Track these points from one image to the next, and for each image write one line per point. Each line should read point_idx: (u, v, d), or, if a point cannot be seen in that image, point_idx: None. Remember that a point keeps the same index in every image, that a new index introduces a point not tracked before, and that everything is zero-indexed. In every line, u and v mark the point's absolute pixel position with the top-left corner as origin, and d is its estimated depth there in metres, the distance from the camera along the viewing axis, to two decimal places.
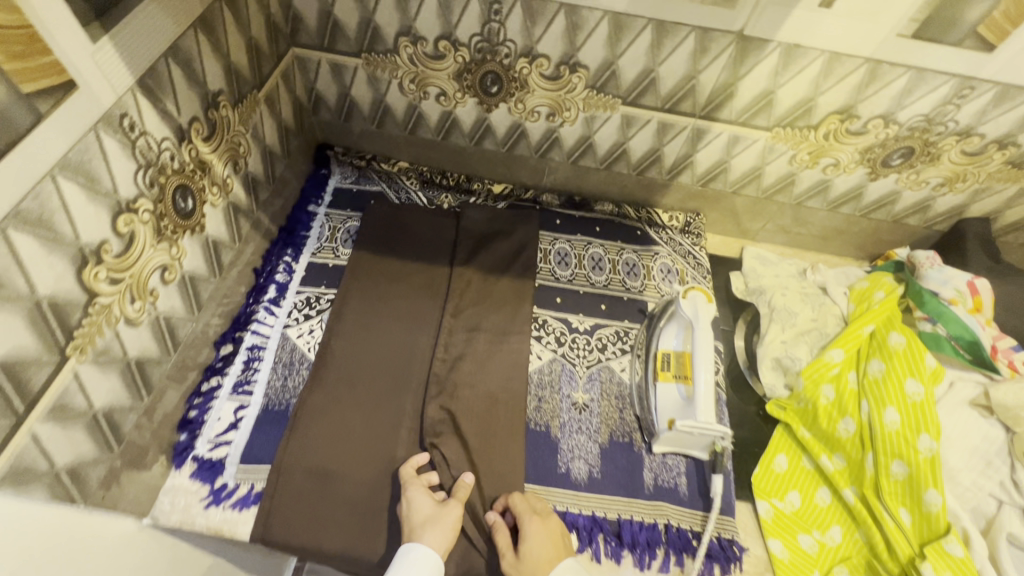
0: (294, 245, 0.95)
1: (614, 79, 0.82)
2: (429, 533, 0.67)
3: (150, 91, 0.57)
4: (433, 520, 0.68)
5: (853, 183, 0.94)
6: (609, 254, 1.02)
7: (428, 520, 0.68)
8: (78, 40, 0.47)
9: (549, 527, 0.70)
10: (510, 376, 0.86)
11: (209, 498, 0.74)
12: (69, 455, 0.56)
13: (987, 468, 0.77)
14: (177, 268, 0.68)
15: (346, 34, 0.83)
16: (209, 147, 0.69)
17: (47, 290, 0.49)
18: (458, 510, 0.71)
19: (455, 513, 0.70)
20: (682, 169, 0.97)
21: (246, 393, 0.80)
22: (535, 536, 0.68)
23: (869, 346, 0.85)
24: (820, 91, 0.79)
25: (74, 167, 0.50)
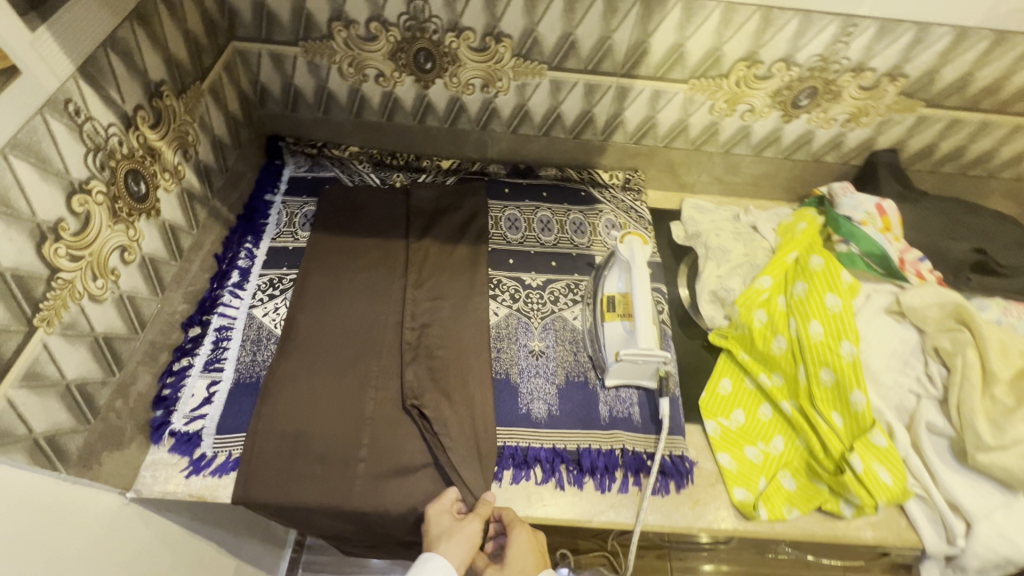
0: (253, 232, 1.00)
1: (538, 45, 0.89)
2: (447, 547, 0.70)
3: (92, 79, 0.61)
4: (457, 535, 0.71)
5: (770, 127, 1.01)
6: (556, 215, 1.08)
7: (454, 535, 0.71)
8: (15, 28, 0.51)
9: (534, 539, 0.74)
10: (470, 332, 0.92)
11: (190, 468, 0.78)
12: (46, 423, 0.60)
13: (905, 366, 0.85)
14: (136, 249, 0.72)
15: (282, 23, 0.88)
16: (157, 134, 0.73)
17: (10, 261, 0.53)
18: (478, 525, 0.72)
19: (476, 527, 0.72)
20: (615, 128, 1.04)
21: (218, 369, 0.85)
22: (524, 547, 0.72)
23: (794, 270, 0.92)
24: (724, 41, 0.86)
25: (25, 148, 0.54)
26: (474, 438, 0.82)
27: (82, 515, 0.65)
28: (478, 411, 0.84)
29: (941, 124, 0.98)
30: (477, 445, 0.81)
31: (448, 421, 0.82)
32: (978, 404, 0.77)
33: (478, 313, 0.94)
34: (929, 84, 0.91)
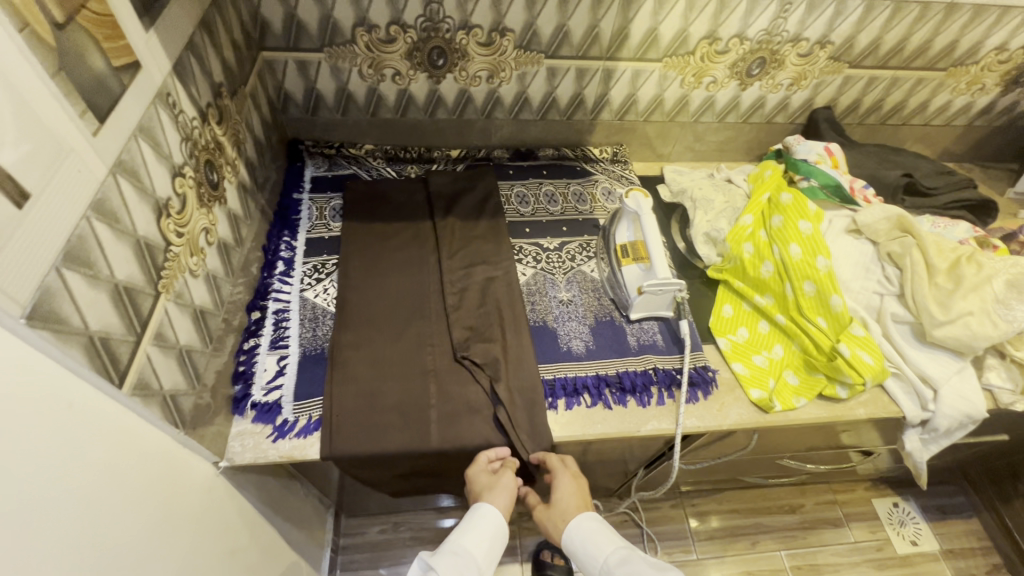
0: (289, 226, 1.07)
1: (536, 37, 1.03)
2: (491, 496, 0.83)
3: (180, 76, 0.70)
4: (497, 487, 0.84)
5: (730, 95, 1.20)
6: (559, 188, 1.21)
7: (494, 487, 0.84)
8: (137, 29, 0.60)
9: (577, 483, 0.88)
10: (504, 289, 1.02)
11: (275, 433, 0.84)
12: (169, 383, 0.66)
13: (867, 272, 1.03)
14: (214, 232, 0.79)
15: (309, 32, 0.98)
16: (220, 130, 0.81)
17: (143, 230, 0.60)
18: (511, 476, 0.85)
19: (511, 479, 0.85)
20: (602, 107, 1.20)
21: (284, 346, 0.91)
22: (569, 492, 0.87)
23: (769, 208, 1.09)
24: (690, 22, 1.04)
25: (145, 131, 0.62)
26: (525, 376, 0.92)
27: (184, 482, 0.70)
28: (524, 355, 0.94)
29: (862, 82, 1.20)
30: (529, 382, 0.91)
31: (499, 366, 0.92)
32: (927, 292, 0.95)
33: (507, 273, 1.05)
34: (850, 48, 1.13)
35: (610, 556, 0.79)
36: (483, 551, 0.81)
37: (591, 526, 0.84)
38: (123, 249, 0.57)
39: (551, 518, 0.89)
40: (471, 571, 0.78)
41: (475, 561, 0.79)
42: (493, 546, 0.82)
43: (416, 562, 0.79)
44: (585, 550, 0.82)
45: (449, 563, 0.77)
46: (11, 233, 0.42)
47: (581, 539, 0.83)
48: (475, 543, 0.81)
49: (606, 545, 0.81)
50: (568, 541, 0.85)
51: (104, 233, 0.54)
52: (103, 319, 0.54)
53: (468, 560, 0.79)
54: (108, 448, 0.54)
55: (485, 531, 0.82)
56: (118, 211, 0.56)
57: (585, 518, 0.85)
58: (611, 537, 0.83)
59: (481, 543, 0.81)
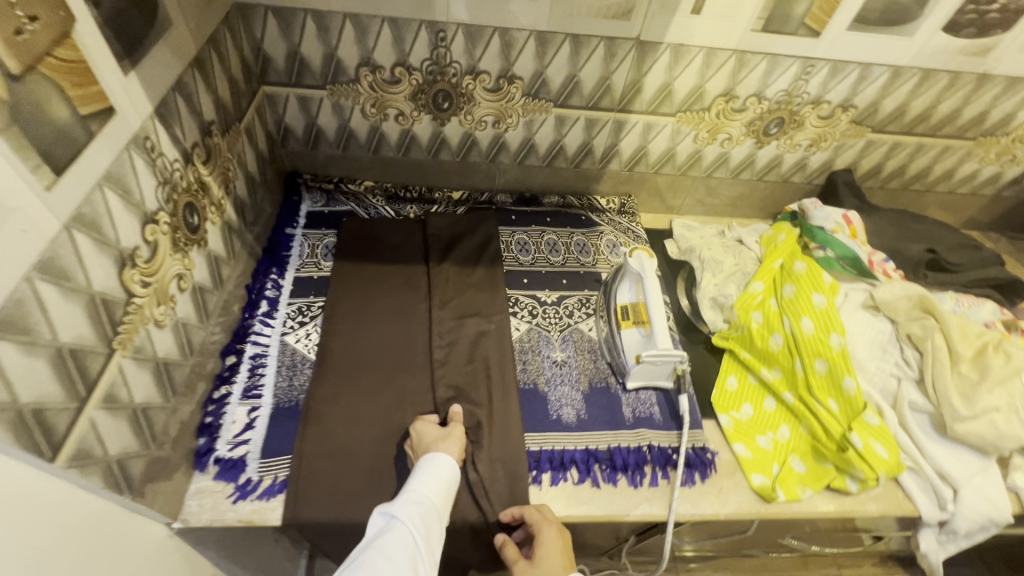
0: (278, 264, 1.03)
1: (545, 86, 1.00)
2: (444, 446, 0.79)
3: (163, 118, 0.67)
4: (449, 436, 0.81)
5: (745, 152, 1.15)
6: (562, 238, 1.17)
7: (446, 437, 0.80)
8: (115, 73, 0.57)
9: (563, 539, 0.74)
10: (495, 346, 0.97)
11: (236, 494, 0.78)
12: (117, 446, 0.61)
13: (885, 353, 0.95)
14: (189, 277, 0.75)
15: (312, 69, 0.96)
16: (206, 170, 0.78)
17: (99, 286, 0.56)
18: (462, 429, 0.83)
19: (461, 430, 0.82)
20: (611, 157, 1.15)
21: (256, 396, 0.86)
22: (554, 550, 0.73)
23: (781, 275, 1.03)
24: (706, 79, 1.00)
25: (114, 180, 0.58)
26: (509, 446, 0.86)
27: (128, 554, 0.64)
28: (509, 421, 0.88)
29: (885, 147, 1.15)
30: (511, 453, 0.85)
31: (480, 432, 0.86)
32: (950, 381, 0.88)
33: (499, 328, 0.99)
34: (874, 113, 1.07)
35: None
36: (440, 496, 0.74)
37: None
38: (72, 308, 0.52)
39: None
40: (433, 518, 0.70)
41: (435, 508, 0.71)
42: (448, 492, 0.75)
43: (375, 515, 0.69)
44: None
45: (410, 511, 0.68)
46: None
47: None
48: (431, 489, 0.73)
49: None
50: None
51: (49, 294, 0.49)
52: (40, 389, 0.49)
53: (428, 507, 0.71)
54: (43, 525, 0.49)
55: (443, 476, 0.75)
56: (70, 268, 0.52)
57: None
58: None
59: (439, 490, 0.74)
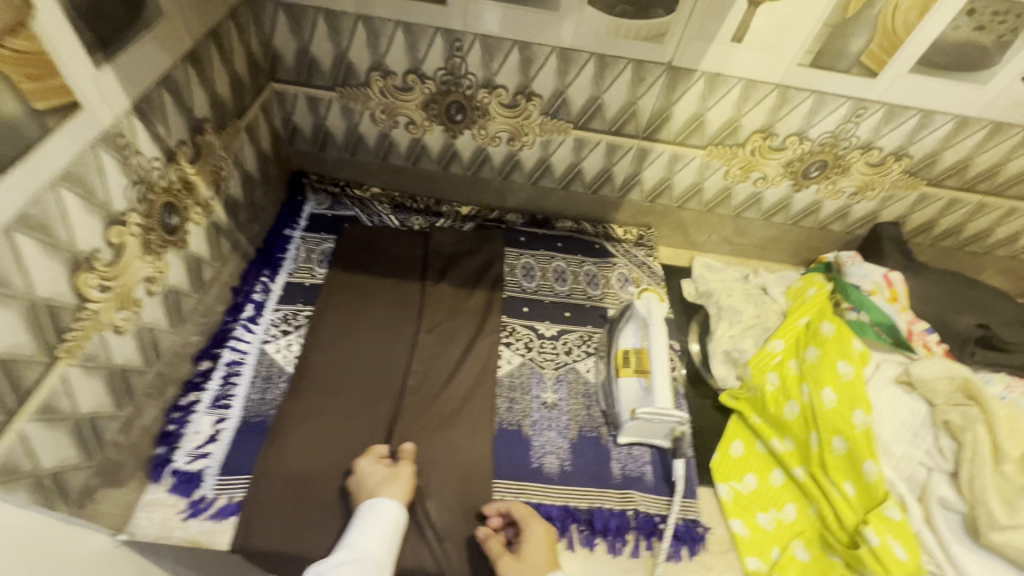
0: (270, 266, 1.00)
1: (566, 106, 0.93)
2: (389, 488, 0.73)
3: (143, 114, 0.63)
4: (395, 479, 0.75)
5: (781, 194, 1.05)
6: (571, 266, 1.10)
7: (389, 480, 0.74)
8: (84, 66, 0.53)
9: (551, 536, 0.74)
10: (480, 380, 0.91)
11: (188, 511, 0.74)
12: (53, 459, 0.58)
13: (915, 437, 0.84)
14: (161, 280, 0.71)
15: (322, 70, 0.91)
16: (193, 169, 0.75)
17: (43, 291, 0.52)
18: (411, 468, 0.77)
19: (409, 470, 0.77)
20: (632, 186, 1.08)
21: (225, 406, 0.82)
22: (542, 543, 0.72)
23: (805, 335, 0.93)
24: (742, 113, 0.91)
25: (74, 179, 0.54)
26: (467, 496, 0.79)
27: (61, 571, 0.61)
28: (479, 467, 0.82)
29: (941, 203, 1.03)
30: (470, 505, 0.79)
31: (434, 478, 0.80)
32: (988, 481, 0.75)
33: (488, 360, 0.93)
34: (931, 165, 0.96)
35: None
36: (384, 549, 0.68)
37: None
38: (5, 316, 0.49)
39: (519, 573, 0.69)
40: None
41: (376, 562, 0.66)
42: (393, 542, 0.70)
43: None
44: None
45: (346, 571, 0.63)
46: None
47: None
48: (373, 542, 0.68)
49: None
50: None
51: None
52: None
53: (368, 563, 0.66)
54: None
55: (385, 524, 0.70)
56: (5, 273, 0.48)
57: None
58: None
59: (383, 541, 0.69)
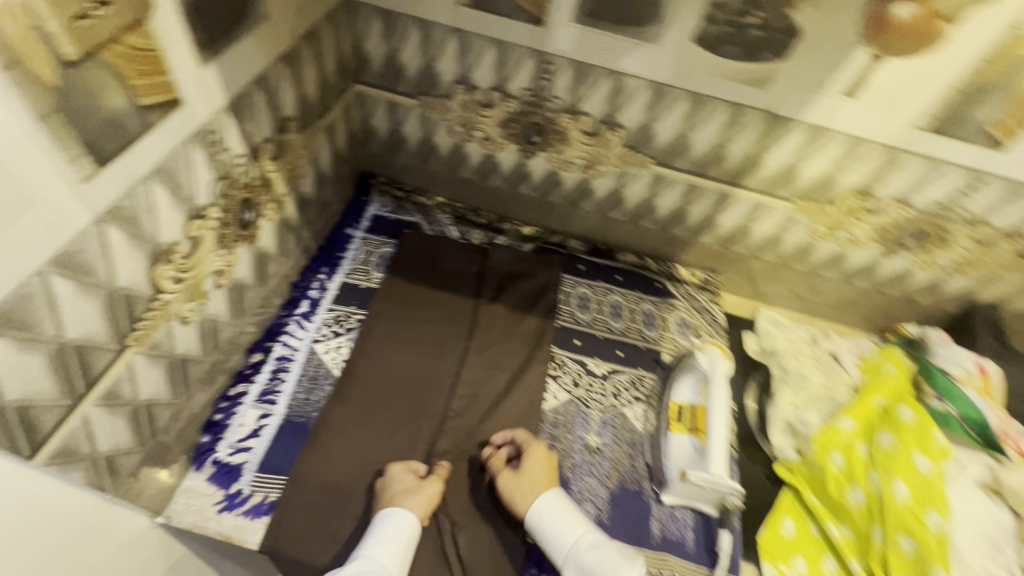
0: (329, 264, 1.01)
1: (650, 140, 0.89)
2: (408, 500, 0.73)
3: (236, 112, 0.63)
4: (416, 490, 0.74)
5: (867, 258, 0.98)
6: (628, 302, 1.06)
7: (411, 491, 0.74)
8: (190, 64, 0.53)
9: (551, 457, 0.79)
10: (523, 411, 0.88)
11: (224, 503, 0.74)
12: (109, 443, 0.58)
13: (994, 550, 0.74)
14: (229, 274, 0.72)
15: (407, 77, 0.91)
16: (273, 166, 0.75)
17: (123, 280, 0.53)
18: (438, 486, 0.75)
19: (436, 487, 0.75)
20: (706, 229, 1.02)
21: (271, 402, 0.83)
22: (540, 462, 0.78)
23: (880, 419, 0.86)
24: (840, 170, 0.85)
25: (166, 174, 0.54)
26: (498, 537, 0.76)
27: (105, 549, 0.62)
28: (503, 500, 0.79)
29: None
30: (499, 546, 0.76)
31: (468, 511, 0.78)
32: None
33: (532, 390, 0.91)
34: None
35: (582, 542, 0.70)
36: (398, 561, 0.67)
37: (565, 511, 0.73)
38: (86, 304, 0.49)
39: (517, 487, 0.76)
40: None
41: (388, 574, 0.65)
42: (407, 556, 0.69)
43: None
44: (554, 531, 0.71)
45: None
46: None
47: (552, 519, 0.72)
48: (386, 552, 0.67)
49: (584, 534, 0.71)
50: (535, 516, 0.73)
51: (64, 289, 0.46)
52: (29, 384, 0.46)
53: None
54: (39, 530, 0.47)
55: (401, 537, 0.69)
56: (92, 263, 0.48)
57: (554, 497, 0.74)
58: (581, 520, 0.73)
59: (397, 554, 0.68)
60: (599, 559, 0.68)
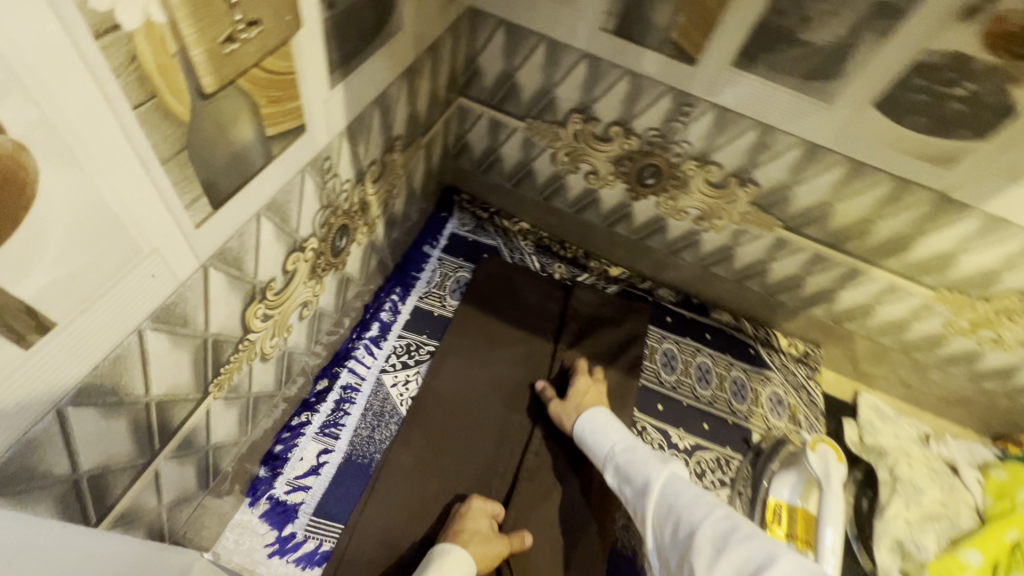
0: (403, 285, 0.93)
1: (785, 202, 0.78)
2: (473, 547, 0.65)
3: (352, 135, 0.56)
4: (482, 539, 0.67)
5: (1007, 362, 0.86)
6: (717, 367, 0.96)
7: (475, 537, 0.67)
8: (320, 87, 0.45)
9: (598, 385, 0.83)
10: (599, 481, 0.79)
11: (275, 547, 0.69)
12: (172, 492, 0.52)
13: None
14: (314, 303, 0.65)
15: (519, 98, 0.82)
16: (373, 189, 0.68)
17: (216, 326, 0.46)
18: (505, 548, 0.68)
19: (502, 551, 0.68)
20: (820, 301, 0.92)
21: (333, 436, 0.77)
22: (586, 388, 0.82)
23: (1012, 558, 0.74)
24: (1009, 268, 0.73)
25: (277, 208, 0.47)
26: None
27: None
28: None
29: None
30: None
31: None
32: None
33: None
34: None
35: (617, 447, 0.71)
36: None
37: (602, 419, 0.76)
38: (176, 357, 0.42)
39: (564, 410, 0.80)
40: None
41: None
42: None
43: None
44: (594, 439, 0.74)
45: None
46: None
47: (593, 430, 0.75)
48: None
49: (622, 440, 0.72)
50: (581, 429, 0.77)
51: (158, 344, 0.40)
52: (107, 452, 0.39)
53: None
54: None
55: None
56: (191, 313, 0.42)
57: (596, 411, 0.78)
58: (621, 432, 0.74)
59: None
60: (631, 457, 0.68)
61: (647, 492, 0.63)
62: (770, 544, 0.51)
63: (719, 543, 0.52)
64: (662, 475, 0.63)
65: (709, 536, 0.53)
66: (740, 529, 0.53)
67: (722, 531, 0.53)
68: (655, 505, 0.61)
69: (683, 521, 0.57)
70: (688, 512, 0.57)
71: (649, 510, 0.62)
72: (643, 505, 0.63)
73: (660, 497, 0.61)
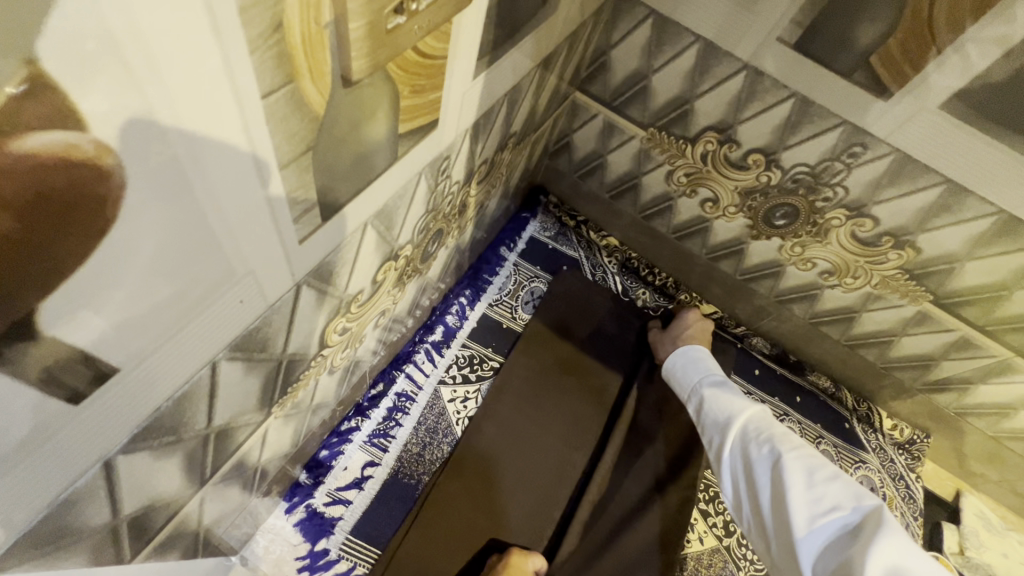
0: (474, 288, 0.84)
1: (946, 275, 0.66)
2: None
3: (476, 132, 0.46)
4: None
5: None
6: (805, 436, 0.84)
7: None
8: (464, 76, 0.36)
9: (703, 322, 0.80)
10: (665, 541, 0.69)
11: (306, 561, 0.63)
12: (214, 508, 0.46)
13: None
14: (390, 311, 0.57)
15: (648, 103, 0.71)
16: (476, 190, 0.59)
17: (294, 347, 0.38)
18: None
19: None
20: (948, 388, 0.79)
21: (381, 448, 0.70)
22: (689, 323, 0.80)
23: None
24: None
25: (385, 215, 0.39)
26: None
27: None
28: None
29: None
30: None
31: None
32: None
33: (671, 520, 0.70)
34: None
35: (702, 380, 0.66)
36: None
37: (696, 354, 0.72)
38: (246, 384, 0.35)
39: (662, 341, 0.80)
40: None
41: None
42: None
43: None
44: (682, 373, 0.71)
45: None
46: (12, 446, 0.21)
47: (683, 363, 0.71)
48: None
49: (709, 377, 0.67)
50: (670, 364, 0.73)
51: (230, 374, 0.32)
52: (153, 491, 0.33)
53: None
54: None
55: None
56: (272, 337, 0.34)
57: (691, 347, 0.73)
58: (709, 368, 0.69)
59: None
60: (715, 389, 0.63)
61: (726, 421, 0.58)
62: (858, 493, 0.46)
63: (797, 474, 0.47)
64: (750, 407, 0.58)
65: (789, 466, 0.48)
66: (828, 468, 0.48)
67: (807, 462, 0.48)
68: (733, 432, 0.56)
69: (763, 447, 0.52)
70: (770, 437, 0.52)
71: (724, 434, 0.57)
72: (718, 430, 0.58)
73: (741, 425, 0.56)
